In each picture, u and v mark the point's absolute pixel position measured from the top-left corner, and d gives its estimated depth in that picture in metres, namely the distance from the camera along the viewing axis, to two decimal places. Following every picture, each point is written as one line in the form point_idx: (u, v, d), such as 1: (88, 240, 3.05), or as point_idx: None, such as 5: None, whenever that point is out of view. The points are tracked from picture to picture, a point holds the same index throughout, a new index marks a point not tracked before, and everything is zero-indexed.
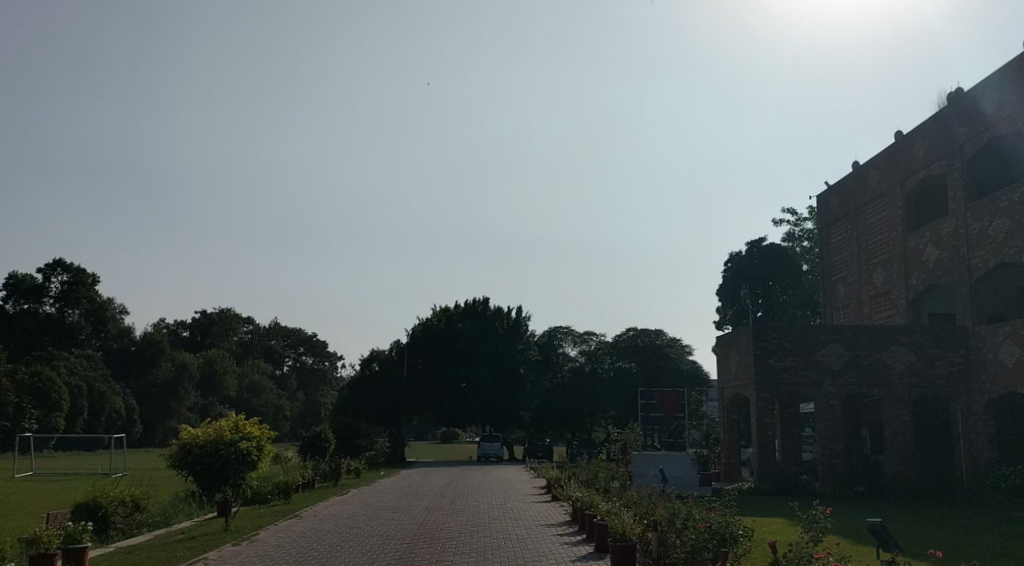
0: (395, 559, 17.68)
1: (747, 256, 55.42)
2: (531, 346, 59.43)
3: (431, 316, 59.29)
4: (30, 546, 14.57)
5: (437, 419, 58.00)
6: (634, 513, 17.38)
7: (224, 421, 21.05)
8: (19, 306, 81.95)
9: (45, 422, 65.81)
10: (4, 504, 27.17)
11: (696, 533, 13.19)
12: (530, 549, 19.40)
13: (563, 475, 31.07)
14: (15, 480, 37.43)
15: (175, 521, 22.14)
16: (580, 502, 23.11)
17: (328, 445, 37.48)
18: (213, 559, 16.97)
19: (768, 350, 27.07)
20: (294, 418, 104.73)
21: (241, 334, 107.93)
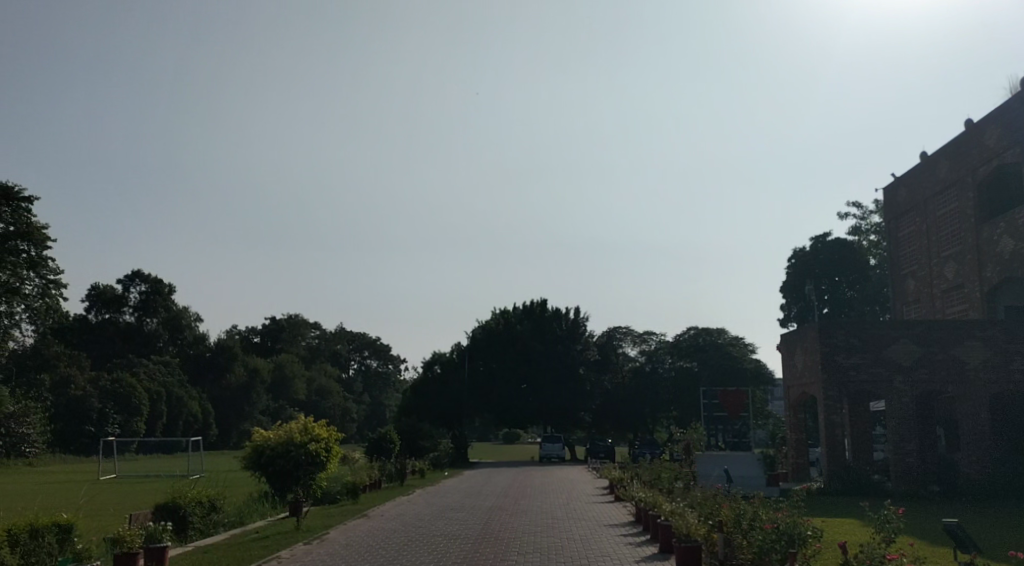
0: (460, 559, 17.65)
1: (812, 251, 54.45)
2: (591, 346, 58.91)
3: (491, 318, 59.56)
4: (113, 545, 14.97)
5: (498, 420, 58.34)
6: (699, 514, 17.15)
7: (294, 423, 21.36)
8: (102, 316, 85.94)
9: (127, 427, 67.59)
10: (89, 505, 28.09)
11: (762, 534, 13.01)
12: (595, 549, 19.24)
13: (626, 475, 30.90)
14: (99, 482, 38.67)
15: (249, 521, 22.57)
16: (644, 502, 22.93)
17: (394, 446, 37.82)
18: (285, 558, 17.20)
19: (836, 346, 26.60)
20: (361, 420, 105.90)
21: (309, 339, 109.61)
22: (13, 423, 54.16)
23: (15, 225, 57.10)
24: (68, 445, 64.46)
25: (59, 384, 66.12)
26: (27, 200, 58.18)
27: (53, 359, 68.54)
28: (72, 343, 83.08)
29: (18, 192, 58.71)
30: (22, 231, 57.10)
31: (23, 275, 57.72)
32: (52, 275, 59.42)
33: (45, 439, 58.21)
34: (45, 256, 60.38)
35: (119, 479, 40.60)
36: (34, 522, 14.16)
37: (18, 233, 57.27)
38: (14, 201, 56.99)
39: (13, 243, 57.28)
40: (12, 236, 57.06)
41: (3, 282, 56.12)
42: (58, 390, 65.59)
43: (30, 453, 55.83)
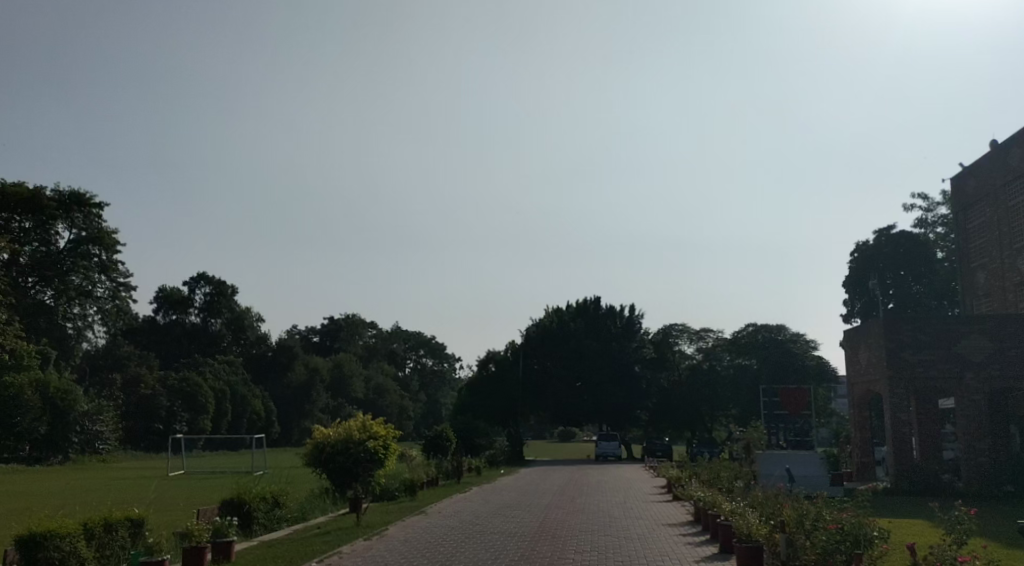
0: (517, 556, 17.50)
1: (876, 244, 53.32)
2: (646, 344, 58.43)
3: (544, 316, 59.37)
4: (181, 539, 15.42)
5: (554, 419, 58.19)
6: (760, 514, 16.78)
7: (353, 421, 21.52)
8: (170, 317, 87.62)
9: (194, 425, 69.01)
10: (159, 500, 28.69)
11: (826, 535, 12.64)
12: (654, 549, 18.96)
13: (685, 475, 30.48)
14: (168, 478, 39.51)
15: (311, 516, 22.78)
16: (703, 501, 22.60)
17: (450, 444, 37.84)
18: (347, 553, 17.31)
19: (902, 342, 25.90)
20: (418, 418, 106.61)
21: (366, 338, 110.64)
22: (88, 421, 55.70)
23: (86, 230, 60.89)
24: (138, 442, 65.83)
25: (129, 383, 67.04)
26: (98, 206, 61.48)
27: (125, 359, 69.57)
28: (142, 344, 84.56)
29: (89, 199, 60.89)
30: (93, 236, 60.90)
31: (94, 278, 61.78)
32: (121, 279, 62.08)
33: (117, 437, 59.61)
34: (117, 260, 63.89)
35: (186, 476, 41.20)
36: (108, 516, 14.47)
37: (90, 238, 60.98)
38: (86, 207, 60.59)
39: (84, 247, 60.92)
40: (83, 240, 60.86)
41: (76, 284, 60.51)
42: (128, 389, 66.68)
43: (103, 449, 57.32)
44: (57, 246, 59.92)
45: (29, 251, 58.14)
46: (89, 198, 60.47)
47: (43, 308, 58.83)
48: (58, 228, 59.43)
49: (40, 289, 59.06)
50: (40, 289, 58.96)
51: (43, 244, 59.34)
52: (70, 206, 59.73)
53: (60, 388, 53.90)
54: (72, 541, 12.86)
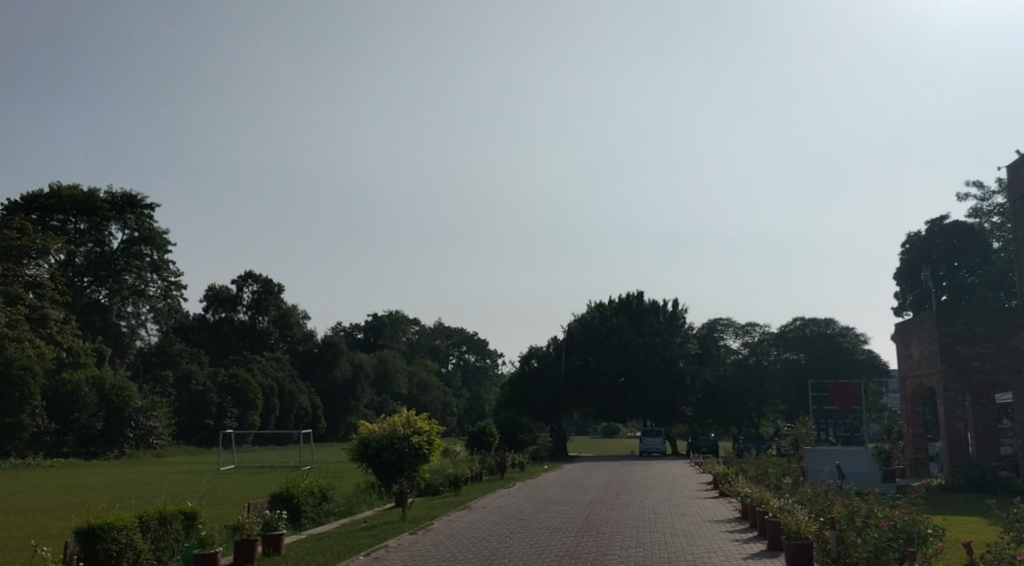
0: (563, 552, 17.41)
1: (929, 235, 52.65)
2: (690, 340, 57.93)
3: (586, 311, 59.22)
4: (233, 532, 15.76)
5: (597, 414, 58.02)
6: (809, 512, 16.49)
7: (397, 417, 21.62)
8: (219, 315, 88.75)
9: (243, 420, 69.93)
10: (211, 494, 29.14)
11: (878, 533, 12.38)
12: (700, 545, 18.81)
13: (731, 471, 30.21)
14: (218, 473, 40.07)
15: (358, 511, 22.93)
16: (751, 497, 22.38)
17: (493, 439, 37.87)
18: (394, 546, 17.43)
19: (956, 336, 25.37)
20: (461, 414, 107.05)
21: (410, 334, 111.29)
22: (142, 416, 56.65)
23: (139, 231, 61.84)
24: (190, 437, 67.01)
25: (181, 379, 67.87)
26: (150, 207, 62.49)
27: (176, 356, 70.24)
28: (192, 340, 85.54)
29: (141, 200, 61.87)
30: (146, 237, 61.76)
31: (147, 278, 62.69)
32: (172, 278, 63.12)
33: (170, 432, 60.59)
34: (168, 260, 64.84)
35: (238, 470, 41.74)
36: (163, 509, 14.70)
37: (142, 239, 61.89)
38: (137, 209, 61.66)
39: (137, 247, 61.79)
40: (136, 241, 61.74)
41: (129, 284, 61.53)
42: (180, 385, 67.55)
43: (157, 444, 58.01)
44: (111, 246, 61.04)
45: (83, 252, 59.80)
46: (141, 199, 61.60)
47: (98, 307, 60.42)
48: (111, 229, 60.65)
49: (96, 289, 60.50)
50: (95, 289, 60.40)
51: (97, 244, 60.60)
52: (123, 207, 60.96)
53: (116, 384, 55.19)
54: (128, 533, 13.09)
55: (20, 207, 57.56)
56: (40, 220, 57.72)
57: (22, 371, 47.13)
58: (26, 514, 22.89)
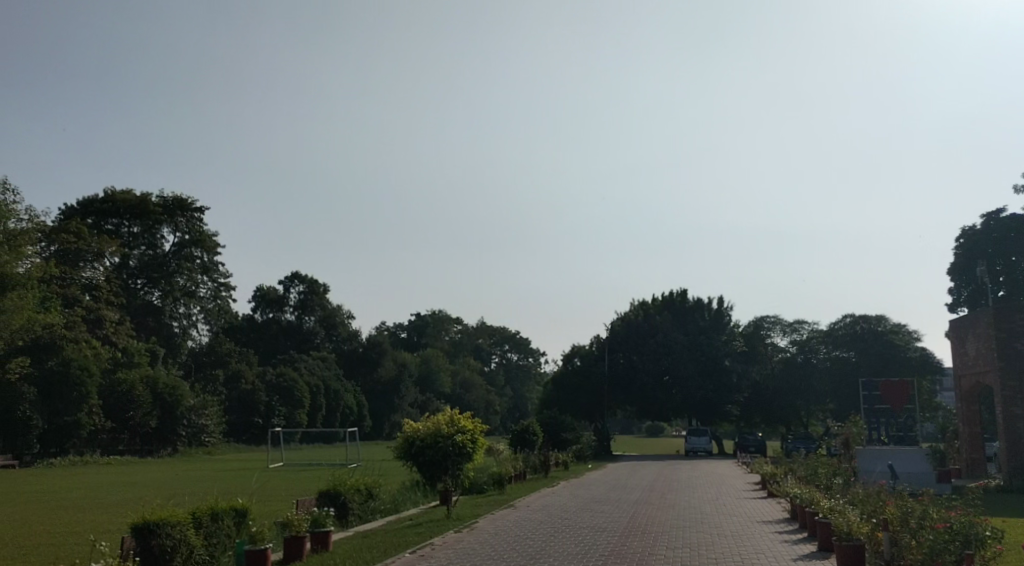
0: (609, 551, 17.32)
1: (985, 229, 51.55)
2: (736, 338, 57.40)
3: (629, 310, 58.91)
4: (282, 529, 15.91)
5: (641, 414, 57.64)
6: (860, 513, 16.15)
7: (441, 415, 21.67)
8: (266, 315, 89.78)
9: (292, 419, 70.63)
10: (261, 491, 29.46)
11: (933, 534, 12.08)
12: (748, 546, 18.51)
13: (779, 471, 29.80)
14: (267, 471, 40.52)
15: (403, 508, 23.02)
16: (800, 498, 22.05)
17: (537, 438, 37.81)
18: (439, 544, 17.41)
19: (1014, 333, 24.76)
20: (504, 412, 107.12)
21: (452, 333, 111.74)
22: (194, 414, 57.49)
23: (189, 233, 63.04)
24: (240, 435, 67.92)
25: (231, 379, 68.92)
26: (199, 210, 63.60)
27: (226, 355, 70.81)
28: (241, 340, 86.59)
29: (191, 203, 62.90)
30: (195, 239, 63.00)
31: (197, 279, 63.77)
32: (222, 279, 64.20)
33: (221, 430, 61.42)
34: (217, 262, 65.88)
35: (286, 468, 42.22)
36: (214, 505, 14.86)
37: (192, 241, 63.01)
38: (187, 211, 62.85)
39: (187, 250, 63.07)
40: (187, 244, 62.97)
41: (181, 285, 62.61)
42: (230, 384, 68.60)
43: (208, 441, 58.83)
44: (163, 249, 62.37)
45: (137, 254, 60.91)
46: (190, 202, 62.71)
47: (151, 308, 61.16)
48: (163, 232, 62.00)
49: (148, 290, 61.33)
50: (148, 290, 61.21)
51: (150, 247, 61.91)
52: (174, 210, 62.30)
53: (168, 383, 56.01)
54: (182, 529, 13.25)
55: (77, 212, 59.69)
56: (95, 224, 59.58)
57: (79, 370, 48.28)
58: (83, 510, 23.32)
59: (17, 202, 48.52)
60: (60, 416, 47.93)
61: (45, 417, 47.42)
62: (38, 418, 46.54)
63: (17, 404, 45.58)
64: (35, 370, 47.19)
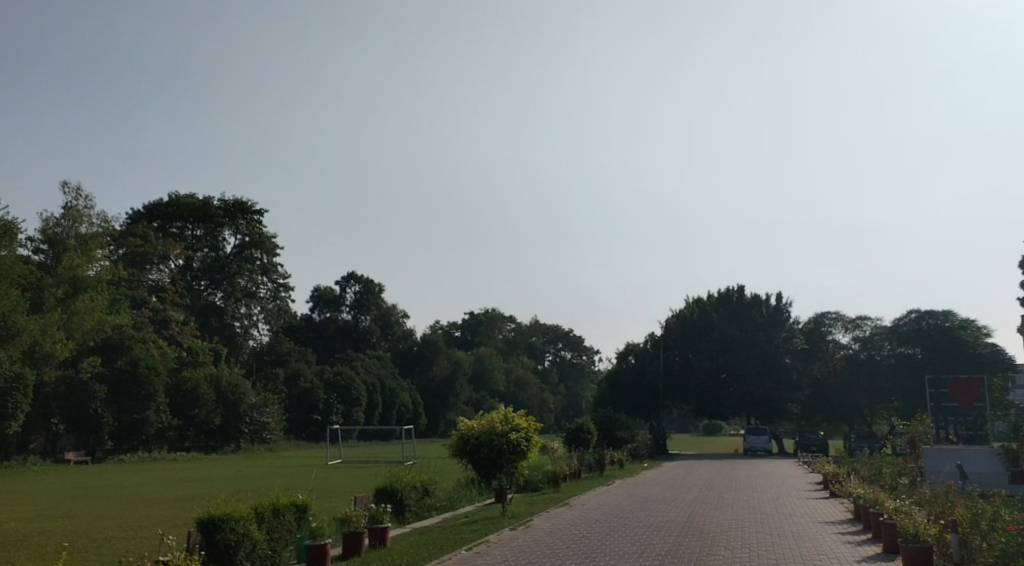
0: (665, 550, 17.09)
1: None
2: (796, 335, 56.38)
3: (684, 307, 58.34)
4: (341, 525, 16.01)
5: (698, 412, 57.03)
6: (928, 514, 15.64)
7: (495, 413, 21.62)
8: (323, 314, 90.86)
9: (349, 416, 71.44)
10: (320, 488, 29.77)
11: (1005, 537, 11.67)
12: (808, 547, 18.12)
13: (842, 471, 29.18)
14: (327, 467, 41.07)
15: (459, 506, 23.05)
16: (864, 499, 21.47)
17: (591, 436, 37.63)
18: (494, 542, 17.32)
19: None
20: (558, 411, 106.95)
21: (505, 331, 111.83)
22: (256, 412, 58.41)
23: (250, 236, 63.96)
24: (299, 433, 68.84)
25: (291, 377, 69.96)
26: (259, 212, 64.41)
27: (286, 354, 71.78)
28: (299, 340, 87.66)
29: (251, 206, 63.74)
30: (256, 241, 63.94)
31: (258, 280, 64.60)
32: (281, 280, 65.06)
33: (282, 428, 62.26)
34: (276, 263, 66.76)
35: (346, 465, 42.65)
36: (276, 500, 14.99)
37: (252, 243, 63.89)
38: (248, 215, 63.62)
39: (248, 251, 64.06)
40: (247, 245, 63.96)
41: (242, 286, 63.58)
42: (290, 382, 69.57)
43: (270, 439, 59.63)
44: (225, 251, 63.46)
45: (200, 256, 62.19)
46: (251, 205, 63.56)
47: (214, 308, 62.36)
48: (225, 235, 63.11)
49: (211, 290, 62.67)
50: (211, 291, 62.44)
51: (212, 249, 63.06)
52: (235, 213, 63.08)
53: (231, 382, 56.89)
54: (245, 524, 13.38)
55: (143, 216, 61.16)
56: (160, 228, 61.06)
57: (148, 369, 49.22)
58: (151, 505, 23.80)
59: (89, 207, 50.05)
60: (129, 414, 48.78)
61: (115, 415, 48.33)
62: (109, 415, 47.46)
63: (90, 402, 46.57)
64: (105, 369, 48.23)
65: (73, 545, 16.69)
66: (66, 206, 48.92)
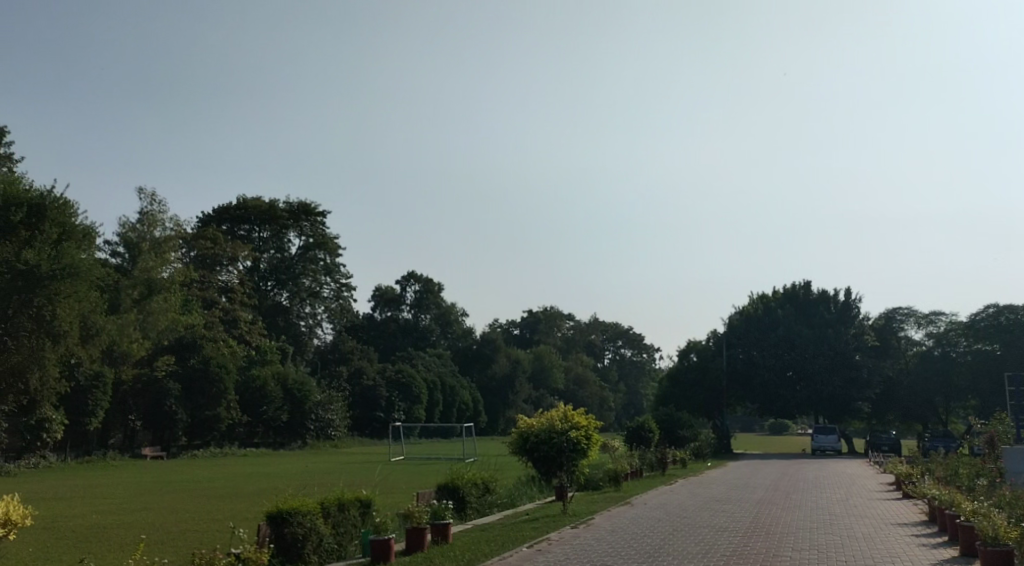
0: (730, 551, 16.72)
1: None
2: (866, 331, 55.00)
3: (750, 303, 57.50)
4: (403, 520, 15.96)
5: (763, 411, 56.08)
6: (1008, 518, 14.95)
7: (554, 411, 21.42)
8: (384, 313, 91.62)
9: (410, 413, 71.91)
10: (384, 484, 29.90)
11: None
12: (881, 549, 17.55)
13: (916, 471, 28.31)
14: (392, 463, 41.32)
15: (520, 503, 22.92)
16: (939, 499, 20.72)
17: (652, 434, 37.16)
18: (556, 540, 17.15)
19: None
20: (618, 409, 106.24)
21: (564, 329, 111.44)
22: (321, 409, 59.08)
23: (313, 237, 64.48)
24: (363, 430, 69.47)
25: (353, 375, 70.77)
26: (323, 213, 65.08)
27: (348, 353, 72.78)
28: (362, 338, 88.50)
29: (315, 207, 64.45)
30: (319, 242, 64.38)
31: (322, 280, 65.43)
32: (344, 279, 65.82)
33: (346, 425, 62.90)
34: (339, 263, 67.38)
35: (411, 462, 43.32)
36: (341, 496, 14.99)
37: (316, 244, 64.39)
38: (312, 216, 64.30)
39: (312, 252, 64.56)
40: (311, 246, 64.47)
41: (307, 286, 64.41)
42: (353, 379, 70.35)
43: (334, 435, 60.19)
44: (290, 252, 64.10)
45: (267, 257, 63.06)
46: (315, 207, 64.24)
47: (279, 308, 63.41)
48: (290, 236, 63.99)
49: (278, 291, 63.70)
50: (277, 291, 63.50)
51: (278, 250, 63.78)
52: (299, 215, 63.87)
53: (297, 380, 57.71)
54: (312, 518, 13.39)
55: (212, 218, 62.23)
56: (228, 231, 62.13)
57: (218, 367, 50.16)
58: (221, 499, 24.07)
59: (162, 211, 51.19)
60: (202, 410, 49.97)
61: (188, 411, 49.53)
62: (182, 412, 48.69)
63: (165, 399, 47.67)
64: (179, 367, 49.35)
65: (150, 538, 16.95)
66: (141, 211, 50.08)
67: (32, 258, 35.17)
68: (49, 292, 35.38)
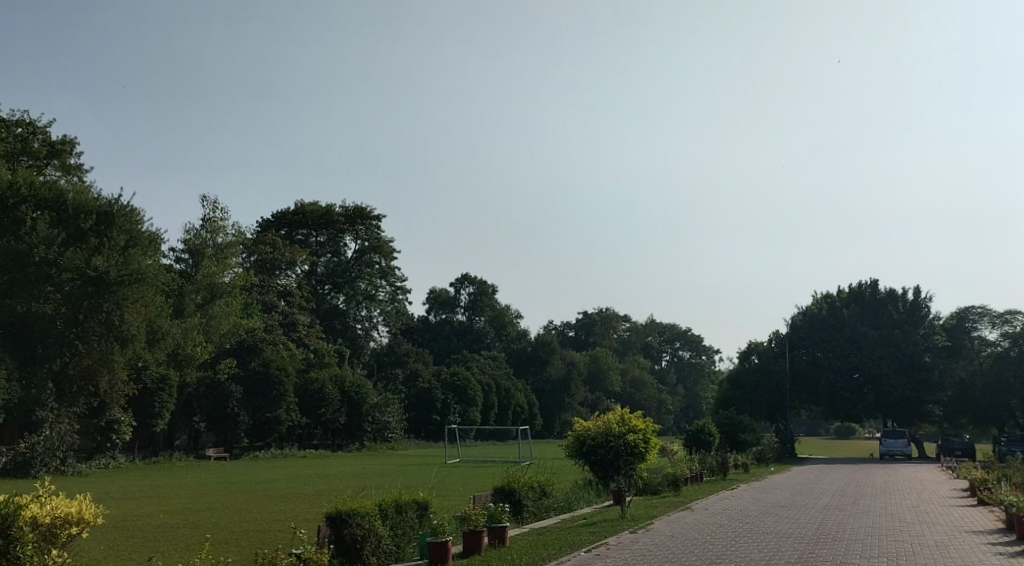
0: (795, 558, 16.21)
1: None
2: (936, 332, 53.38)
3: (813, 303, 56.31)
4: (460, 523, 15.81)
5: (828, 414, 54.76)
6: None
7: (611, 413, 21.06)
8: (440, 315, 91.96)
9: (467, 416, 71.94)
10: (439, 486, 29.84)
11: None
12: (954, 557, 16.88)
13: (991, 477, 27.26)
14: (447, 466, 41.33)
15: (577, 507, 22.58)
16: (1017, 506, 19.85)
17: (712, 438, 36.47)
18: (615, 545, 16.81)
19: None
20: (676, 412, 105.05)
21: (620, 331, 110.59)
22: (378, 412, 59.42)
23: (368, 240, 65.38)
24: (419, 432, 69.70)
25: (410, 377, 71.12)
26: (378, 217, 65.56)
27: (404, 355, 73.30)
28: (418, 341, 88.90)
29: (370, 211, 65.03)
30: (374, 246, 65.27)
31: (377, 284, 65.90)
32: (399, 282, 66.32)
33: (403, 427, 63.18)
34: (394, 266, 68.07)
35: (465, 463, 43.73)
36: (398, 498, 14.89)
37: (371, 248, 65.30)
38: (367, 220, 64.84)
39: (368, 256, 65.49)
40: (367, 250, 65.40)
41: (363, 290, 64.79)
42: (409, 382, 70.70)
43: (392, 438, 60.46)
44: (346, 256, 65.05)
45: (324, 261, 64.22)
46: (370, 211, 64.64)
47: (337, 311, 64.07)
48: (346, 240, 64.69)
49: (335, 294, 64.31)
50: (334, 295, 64.22)
51: (335, 254, 64.97)
52: (355, 220, 64.37)
53: (355, 382, 58.10)
54: (370, 520, 13.28)
55: (271, 224, 63.15)
56: (287, 236, 63.02)
57: (277, 370, 50.86)
58: (280, 501, 24.22)
59: (224, 218, 52.03)
60: (262, 412, 50.60)
61: (250, 413, 50.30)
62: (244, 414, 49.60)
63: (228, 401, 48.59)
64: (241, 370, 50.11)
65: (213, 538, 17.04)
66: (204, 218, 50.86)
67: (101, 264, 35.80)
68: (117, 297, 36.12)
